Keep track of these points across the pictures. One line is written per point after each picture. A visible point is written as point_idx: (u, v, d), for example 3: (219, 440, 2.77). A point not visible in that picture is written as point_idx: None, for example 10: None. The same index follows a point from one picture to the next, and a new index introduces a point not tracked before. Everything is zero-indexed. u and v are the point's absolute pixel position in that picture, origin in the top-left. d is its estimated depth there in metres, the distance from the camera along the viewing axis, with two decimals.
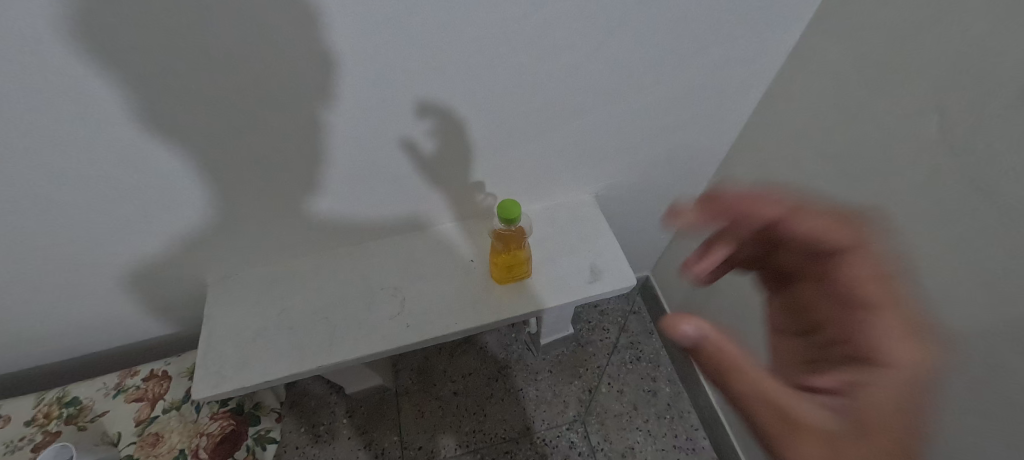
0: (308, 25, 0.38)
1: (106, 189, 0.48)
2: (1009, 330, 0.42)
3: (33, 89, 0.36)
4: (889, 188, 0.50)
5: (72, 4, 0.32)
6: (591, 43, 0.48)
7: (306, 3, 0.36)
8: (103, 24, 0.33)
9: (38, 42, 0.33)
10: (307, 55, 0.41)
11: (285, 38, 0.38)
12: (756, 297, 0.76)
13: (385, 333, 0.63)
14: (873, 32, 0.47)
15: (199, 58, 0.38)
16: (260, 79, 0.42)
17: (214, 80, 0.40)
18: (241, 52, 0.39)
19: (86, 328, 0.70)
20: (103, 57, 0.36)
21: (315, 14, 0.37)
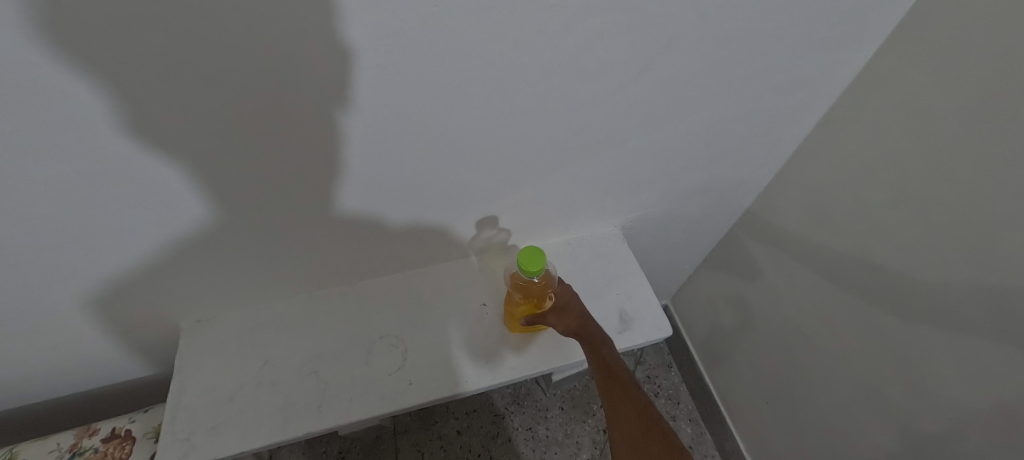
0: (281, 42, 0.29)
1: (40, 234, 0.39)
2: None
3: None
4: (988, 240, 0.41)
5: None
6: (634, 64, 0.40)
7: (275, 14, 0.28)
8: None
9: None
10: (283, 78, 0.32)
11: (251, 57, 0.30)
12: (802, 343, 0.68)
13: (384, 392, 0.54)
14: (971, 55, 0.39)
15: (137, 84, 0.30)
16: (228, 104, 0.33)
17: (161, 110, 0.32)
18: (202, 71, 0.30)
19: (34, 378, 0.61)
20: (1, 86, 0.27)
21: (289, 28, 0.29)
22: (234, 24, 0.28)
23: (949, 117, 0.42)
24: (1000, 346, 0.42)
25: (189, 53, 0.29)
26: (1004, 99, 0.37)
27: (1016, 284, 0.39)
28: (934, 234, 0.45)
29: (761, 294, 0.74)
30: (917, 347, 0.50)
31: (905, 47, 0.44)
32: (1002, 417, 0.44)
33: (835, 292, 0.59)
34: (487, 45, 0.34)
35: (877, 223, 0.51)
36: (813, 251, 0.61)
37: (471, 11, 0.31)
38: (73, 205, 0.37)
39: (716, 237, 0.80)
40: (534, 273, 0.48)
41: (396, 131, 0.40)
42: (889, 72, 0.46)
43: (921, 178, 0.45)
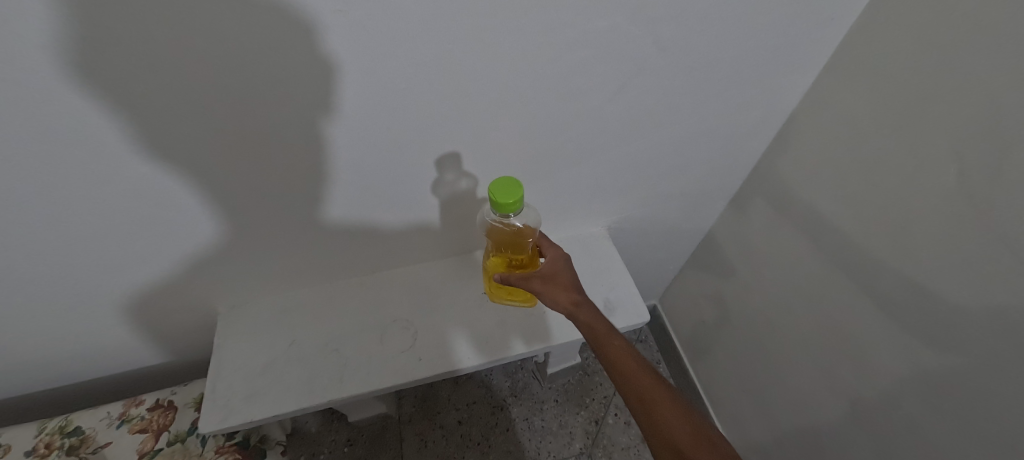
0: (330, 67, 0.39)
1: (122, 221, 0.48)
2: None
3: (57, 124, 0.37)
4: (903, 233, 0.49)
5: (92, 44, 0.32)
6: (610, 86, 0.49)
7: (329, 47, 0.37)
8: (126, 64, 0.34)
9: (67, 80, 0.34)
10: (329, 95, 0.41)
11: (308, 79, 0.39)
12: (770, 332, 0.76)
13: (397, 366, 0.62)
14: (883, 80, 0.48)
15: (220, 98, 0.39)
16: (284, 116, 0.42)
17: (233, 118, 0.41)
18: (269, 90, 0.39)
19: (87, 354, 0.69)
20: (126, 96, 0.36)
21: (338, 57, 0.38)
22: (299, 54, 0.37)
23: (871, 132, 0.50)
24: (916, 321, 0.50)
25: (263, 75, 0.38)
26: (906, 116, 0.46)
27: (924, 267, 0.48)
28: (865, 231, 0.54)
29: (735, 290, 0.82)
30: (857, 328, 0.58)
31: (837, 74, 0.53)
32: (922, 383, 0.51)
33: (794, 285, 0.67)
34: (474, 61, 0.42)
35: (824, 222, 0.59)
36: (776, 249, 0.70)
37: (476, 44, 0.40)
38: (151, 197, 0.46)
39: (696, 240, 0.88)
40: (507, 204, 0.48)
41: (394, 131, 0.47)
42: (827, 95, 0.55)
43: (854, 183, 0.54)
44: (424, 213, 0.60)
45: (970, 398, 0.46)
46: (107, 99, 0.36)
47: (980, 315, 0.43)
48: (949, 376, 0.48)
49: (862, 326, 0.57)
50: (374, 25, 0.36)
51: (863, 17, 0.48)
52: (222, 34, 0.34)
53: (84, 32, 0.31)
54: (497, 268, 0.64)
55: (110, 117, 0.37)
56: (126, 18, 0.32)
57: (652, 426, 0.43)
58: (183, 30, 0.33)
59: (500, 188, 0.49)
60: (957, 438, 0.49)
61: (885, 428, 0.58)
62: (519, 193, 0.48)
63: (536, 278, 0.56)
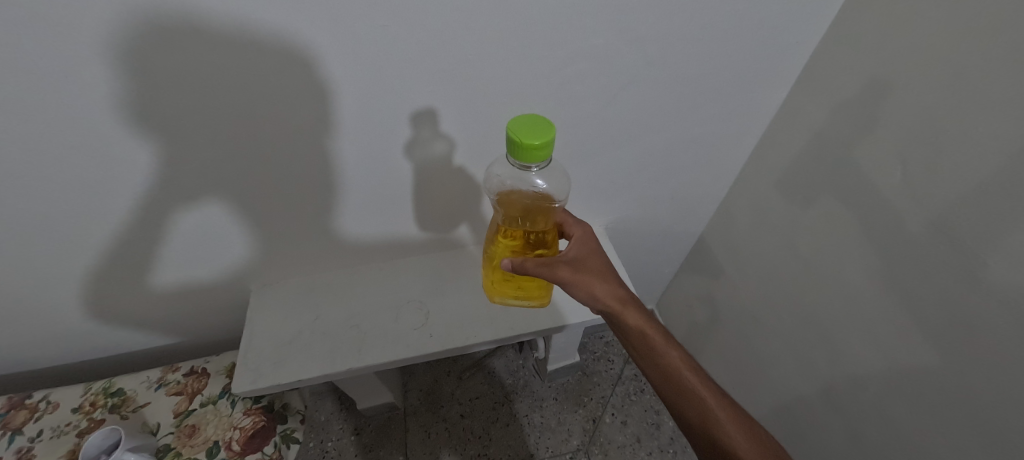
0: (379, 71, 0.47)
1: (185, 199, 0.56)
2: (969, 346, 0.48)
3: (156, 109, 0.45)
4: (868, 225, 0.56)
5: (200, 44, 0.41)
6: (608, 95, 0.57)
7: (381, 55, 0.46)
8: (222, 61, 0.43)
9: (173, 72, 0.42)
10: (375, 94, 0.50)
11: (361, 80, 0.48)
12: (757, 327, 0.82)
13: (411, 341, 0.69)
14: (844, 95, 0.55)
15: (287, 93, 0.47)
16: (335, 111, 0.50)
17: (295, 111, 0.49)
18: (331, 91, 0.48)
19: (133, 326, 0.77)
20: (214, 87, 0.45)
21: (385, 63, 0.47)
22: (359, 60, 0.46)
23: (836, 139, 0.58)
24: (881, 304, 0.57)
25: (325, 77, 0.47)
26: (867, 125, 0.54)
27: (884, 255, 0.55)
28: (836, 230, 0.61)
29: (726, 290, 0.88)
30: (832, 318, 0.65)
31: (804, 91, 0.61)
32: (887, 366, 0.58)
33: (778, 281, 0.74)
34: (463, 56, 0.48)
35: (801, 220, 0.67)
36: (759, 249, 0.77)
37: (497, 55, 0.49)
38: (213, 177, 0.54)
39: (689, 244, 0.95)
40: (533, 148, 0.43)
41: (382, 115, 0.52)
42: (797, 109, 0.63)
43: (824, 185, 0.61)
44: (397, 193, 0.64)
45: (925, 376, 0.53)
46: (200, 89, 0.45)
47: (932, 293, 0.50)
48: (909, 352, 0.55)
49: (836, 313, 0.64)
50: (419, 37, 0.45)
51: (823, 43, 0.56)
52: (303, 45, 0.43)
53: (196, 36, 0.40)
54: (505, 250, 0.60)
55: (200, 106, 0.46)
56: (233, 32, 0.41)
57: (700, 415, 0.50)
58: (273, 41, 0.42)
59: (523, 130, 0.44)
60: (915, 414, 0.55)
61: (857, 410, 0.64)
62: (545, 134, 0.43)
63: (562, 265, 0.56)
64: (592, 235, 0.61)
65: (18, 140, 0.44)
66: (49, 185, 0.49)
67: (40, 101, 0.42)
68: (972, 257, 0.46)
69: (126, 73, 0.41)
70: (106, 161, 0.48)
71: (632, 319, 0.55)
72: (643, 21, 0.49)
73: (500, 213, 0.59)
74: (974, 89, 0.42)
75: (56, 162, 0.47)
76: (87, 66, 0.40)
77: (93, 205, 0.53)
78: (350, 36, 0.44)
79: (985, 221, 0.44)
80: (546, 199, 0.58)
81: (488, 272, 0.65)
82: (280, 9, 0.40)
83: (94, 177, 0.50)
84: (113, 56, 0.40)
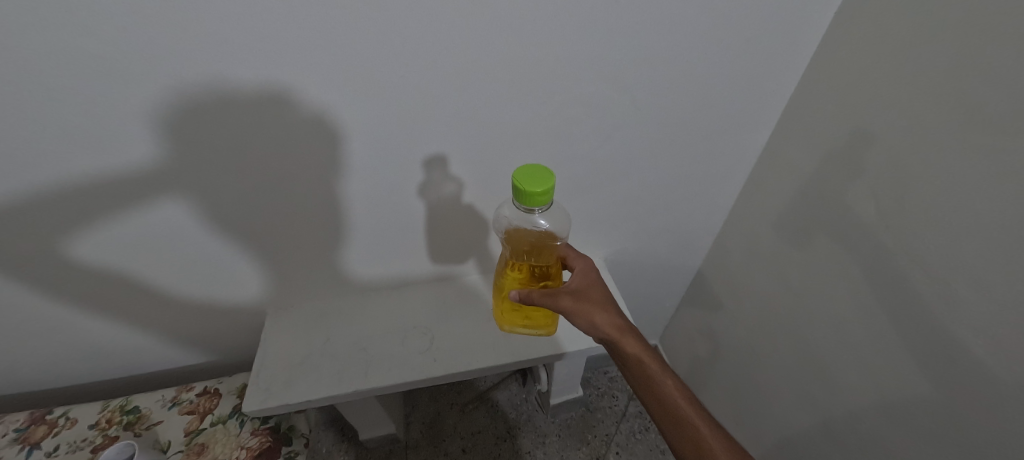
0: (397, 115, 0.53)
1: (215, 225, 0.62)
2: (954, 376, 0.49)
3: (199, 146, 0.51)
4: (849, 259, 0.60)
5: (242, 92, 0.47)
6: (601, 137, 0.62)
7: (401, 101, 0.52)
8: (258, 107, 0.49)
9: (218, 115, 0.49)
10: (392, 135, 0.55)
11: (381, 123, 0.54)
12: (757, 361, 0.83)
13: (414, 365, 0.71)
14: (819, 138, 0.60)
15: (314, 134, 0.53)
16: (357, 150, 0.56)
17: (320, 149, 0.55)
18: (354, 132, 0.54)
19: (151, 346, 0.81)
20: (250, 128, 0.51)
21: (405, 107, 0.53)
22: (381, 106, 0.52)
23: (815, 179, 0.62)
24: (869, 336, 0.59)
25: (350, 121, 0.53)
26: (842, 165, 0.58)
27: (868, 287, 0.58)
28: (821, 261, 0.64)
29: (726, 324, 0.90)
30: (825, 350, 0.66)
31: (785, 132, 0.66)
32: (880, 396, 0.59)
33: (774, 314, 0.76)
34: (471, 112, 0.55)
35: (790, 254, 0.70)
36: (754, 280, 0.79)
37: (502, 102, 0.55)
38: (241, 205, 0.60)
39: (688, 278, 0.98)
40: (534, 194, 0.47)
41: (398, 160, 0.59)
42: (779, 150, 0.68)
43: (809, 220, 0.65)
44: (411, 229, 0.70)
45: (916, 405, 0.54)
46: (239, 130, 0.51)
47: (915, 325, 0.53)
48: (898, 384, 0.56)
49: (831, 346, 0.65)
50: (436, 85, 0.51)
51: (798, 92, 0.62)
52: (332, 92, 0.49)
53: (239, 85, 0.47)
54: (512, 284, 0.63)
55: (237, 144, 0.52)
56: (272, 81, 0.47)
57: (698, 447, 0.49)
58: (308, 89, 0.49)
59: (526, 177, 0.48)
60: (911, 447, 0.56)
61: (854, 444, 0.64)
62: (547, 181, 0.48)
63: (565, 295, 0.57)
64: (593, 267, 0.63)
65: (75, 169, 0.50)
66: (96, 208, 0.55)
67: (99, 136, 0.48)
68: (943, 287, 0.49)
69: (176, 115, 0.48)
70: (149, 187, 0.54)
71: (632, 349, 0.56)
72: (631, 73, 0.55)
73: (507, 249, 0.62)
74: (929, 132, 0.47)
75: (106, 191, 0.53)
76: (147, 107, 0.47)
77: (134, 228, 0.59)
78: (379, 94, 0.51)
79: (953, 251, 0.47)
80: (553, 233, 0.62)
81: (497, 302, 0.69)
82: (314, 62, 0.46)
83: (138, 202, 0.56)
84: (170, 101, 0.47)
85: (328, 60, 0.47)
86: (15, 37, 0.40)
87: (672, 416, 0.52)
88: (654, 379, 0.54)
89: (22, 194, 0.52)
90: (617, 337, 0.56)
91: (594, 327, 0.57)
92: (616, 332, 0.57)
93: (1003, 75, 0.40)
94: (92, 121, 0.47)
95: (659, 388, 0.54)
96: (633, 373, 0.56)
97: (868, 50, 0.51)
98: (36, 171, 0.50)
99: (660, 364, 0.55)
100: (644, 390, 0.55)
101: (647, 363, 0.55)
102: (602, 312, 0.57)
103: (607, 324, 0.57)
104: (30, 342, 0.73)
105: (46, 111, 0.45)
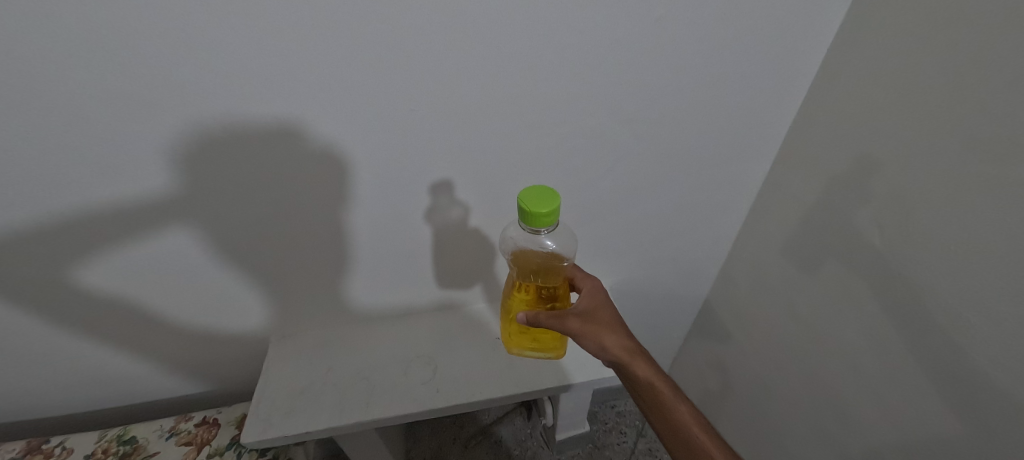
0: (406, 145, 0.55)
1: (223, 252, 0.62)
2: (977, 410, 0.48)
3: (213, 175, 0.53)
4: (857, 288, 0.59)
5: (258, 125, 0.49)
6: (604, 166, 0.63)
7: (411, 131, 0.54)
8: (272, 138, 0.51)
9: (234, 146, 0.51)
10: (401, 165, 0.57)
11: (390, 153, 0.55)
12: (769, 394, 0.81)
13: (418, 396, 0.70)
14: (819, 168, 0.61)
15: (325, 164, 0.55)
16: (366, 179, 0.58)
17: (330, 179, 0.57)
18: (364, 162, 0.56)
19: (152, 374, 0.80)
20: (263, 158, 0.53)
21: (415, 138, 0.55)
22: (391, 136, 0.54)
23: (818, 208, 0.63)
24: (883, 367, 0.58)
25: (360, 150, 0.54)
26: (845, 195, 0.58)
27: (880, 317, 0.57)
28: (831, 290, 0.63)
29: (735, 355, 0.88)
30: (840, 382, 0.65)
31: (786, 161, 0.67)
32: (899, 431, 0.57)
33: (785, 345, 0.74)
34: (478, 141, 0.56)
35: (798, 284, 0.69)
36: (762, 310, 0.78)
37: (508, 133, 0.56)
38: (250, 233, 0.61)
39: (695, 307, 0.97)
40: (541, 215, 0.48)
41: (405, 186, 0.60)
42: (781, 179, 0.68)
43: (814, 249, 0.65)
44: (417, 255, 0.70)
45: (941, 441, 0.52)
46: (252, 161, 0.53)
47: (932, 356, 0.52)
48: (918, 418, 0.54)
49: (845, 378, 0.64)
50: (445, 117, 0.53)
51: (796, 123, 0.63)
52: (344, 123, 0.51)
53: (254, 117, 0.49)
54: (519, 306, 0.61)
55: (250, 174, 0.54)
56: (286, 112, 0.49)
57: None
58: (321, 121, 0.50)
59: (533, 199, 0.49)
60: None
61: None
62: (553, 202, 0.48)
63: (572, 317, 0.56)
64: (601, 288, 0.61)
65: (91, 196, 0.52)
66: (108, 234, 0.56)
67: (117, 165, 0.50)
68: (956, 316, 0.48)
69: (193, 146, 0.50)
70: (161, 213, 0.55)
71: (642, 372, 0.54)
72: (632, 106, 0.57)
73: (514, 269, 0.61)
74: (929, 161, 0.48)
75: (119, 218, 0.55)
76: (165, 138, 0.49)
77: (144, 254, 0.60)
78: (389, 122, 0.52)
79: (964, 280, 0.47)
80: (562, 254, 0.62)
81: (504, 324, 0.68)
82: (328, 95, 0.48)
83: (150, 229, 0.57)
84: (188, 132, 0.49)
85: (341, 89, 0.48)
86: (46, 69, 0.42)
87: (686, 443, 0.51)
88: (667, 403, 0.53)
89: (37, 220, 0.53)
90: (628, 360, 0.55)
91: (604, 350, 0.55)
92: (626, 354, 0.55)
93: (1000, 102, 0.41)
94: (110, 151, 0.49)
95: (672, 414, 0.53)
96: (645, 396, 0.55)
97: (865, 80, 0.53)
98: (52, 197, 0.51)
99: (672, 388, 0.54)
100: (657, 414, 0.54)
101: (659, 387, 0.54)
102: (611, 334, 0.56)
103: (617, 346, 0.55)
104: (32, 369, 0.73)
105: (68, 142, 0.47)
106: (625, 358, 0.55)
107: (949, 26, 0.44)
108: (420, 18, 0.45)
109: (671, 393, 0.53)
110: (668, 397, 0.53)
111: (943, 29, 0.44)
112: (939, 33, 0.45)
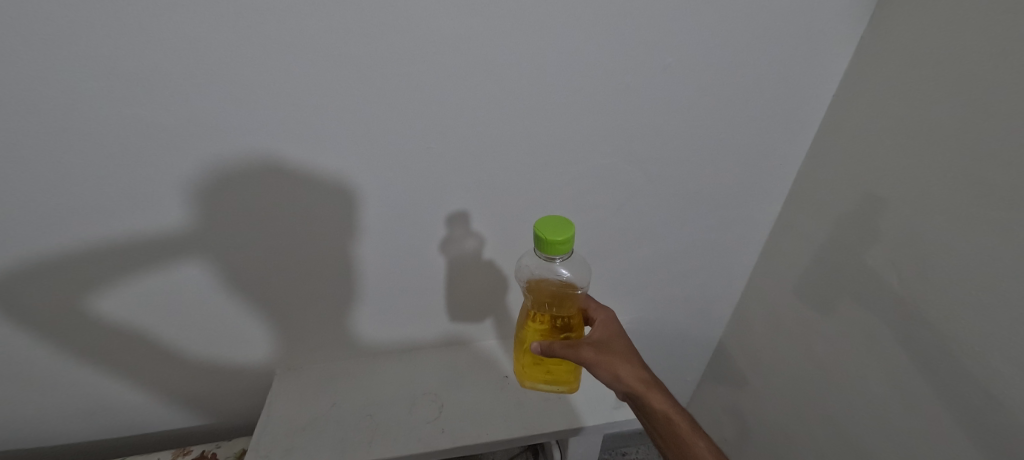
0: (423, 178, 0.56)
1: (236, 281, 0.63)
2: None
3: (236, 204, 0.54)
4: (877, 331, 0.58)
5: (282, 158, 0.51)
6: (617, 204, 0.64)
7: (429, 165, 0.55)
8: (294, 170, 0.53)
9: (258, 176, 0.52)
10: (417, 197, 0.58)
11: (408, 186, 0.57)
12: (789, 443, 0.77)
13: (422, 435, 0.67)
14: (831, 208, 0.61)
15: (344, 197, 0.56)
16: (382, 211, 0.59)
17: (348, 212, 0.58)
18: (382, 194, 0.57)
19: (152, 406, 0.79)
20: (284, 190, 0.54)
21: (433, 172, 0.56)
22: (410, 169, 0.55)
23: (831, 248, 0.62)
24: (911, 416, 0.55)
25: (378, 182, 0.56)
26: (859, 234, 0.58)
27: (903, 361, 0.55)
28: (850, 332, 0.62)
29: (752, 402, 0.85)
30: (864, 431, 0.62)
31: (798, 201, 0.67)
32: None
33: (804, 391, 0.72)
34: (494, 176, 0.58)
35: (814, 327, 0.68)
36: (779, 354, 0.76)
37: (523, 169, 0.58)
38: (265, 263, 0.62)
39: (709, 350, 0.94)
40: (556, 243, 0.48)
41: (420, 217, 0.60)
42: (793, 220, 0.69)
43: (829, 290, 0.64)
44: (428, 287, 0.70)
45: None
46: (274, 191, 0.54)
47: (962, 405, 0.49)
48: None
49: (869, 427, 0.61)
50: (461, 152, 0.55)
51: (806, 165, 0.64)
52: (365, 157, 0.53)
53: (281, 150, 0.51)
54: (532, 338, 0.60)
55: (270, 204, 0.55)
56: (311, 144, 0.51)
57: None
58: (343, 154, 0.52)
59: (548, 227, 0.49)
60: None
61: None
62: (567, 231, 0.49)
63: (585, 346, 0.55)
64: (614, 319, 0.60)
65: (115, 223, 0.53)
66: (128, 261, 0.57)
67: (144, 194, 0.51)
68: (985, 362, 0.46)
69: (219, 177, 0.52)
70: (181, 242, 0.57)
71: (658, 404, 0.53)
72: (644, 146, 0.58)
73: (528, 299, 0.60)
74: (942, 202, 0.48)
75: (141, 246, 0.56)
76: (193, 168, 0.51)
77: (159, 282, 0.61)
78: (408, 156, 0.54)
79: (987, 324, 0.46)
80: (577, 283, 0.61)
81: (518, 356, 0.67)
82: (352, 129, 0.51)
83: (168, 256, 0.58)
84: (215, 164, 0.51)
85: (364, 123, 0.50)
86: (90, 101, 0.45)
87: None
88: (686, 436, 0.51)
89: (62, 245, 0.54)
90: (643, 390, 0.53)
91: (618, 382, 0.54)
92: (641, 383, 0.53)
93: (1004, 143, 0.41)
94: (139, 181, 0.51)
95: (691, 448, 0.51)
96: (661, 428, 0.53)
97: (874, 123, 0.54)
98: (78, 223, 0.53)
99: (689, 420, 0.53)
100: (676, 449, 0.52)
101: (675, 418, 0.52)
102: (625, 363, 0.54)
103: (631, 376, 0.54)
104: (34, 397, 0.72)
105: (101, 171, 0.49)
106: (640, 388, 0.53)
107: (953, 71, 0.45)
108: (443, 57, 0.47)
109: (688, 426, 0.52)
110: (686, 430, 0.52)
111: (948, 75, 0.46)
112: (942, 80, 0.46)
